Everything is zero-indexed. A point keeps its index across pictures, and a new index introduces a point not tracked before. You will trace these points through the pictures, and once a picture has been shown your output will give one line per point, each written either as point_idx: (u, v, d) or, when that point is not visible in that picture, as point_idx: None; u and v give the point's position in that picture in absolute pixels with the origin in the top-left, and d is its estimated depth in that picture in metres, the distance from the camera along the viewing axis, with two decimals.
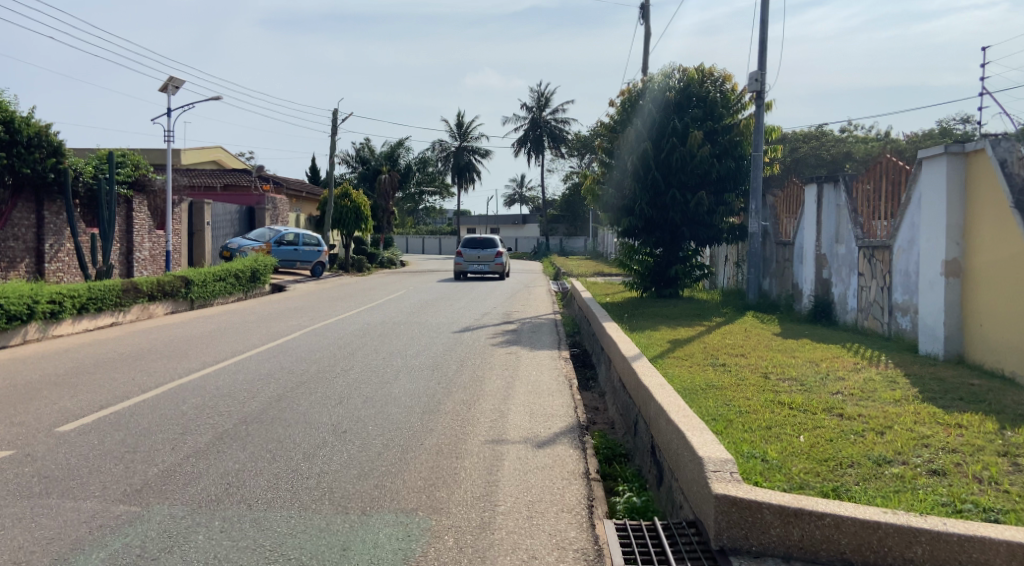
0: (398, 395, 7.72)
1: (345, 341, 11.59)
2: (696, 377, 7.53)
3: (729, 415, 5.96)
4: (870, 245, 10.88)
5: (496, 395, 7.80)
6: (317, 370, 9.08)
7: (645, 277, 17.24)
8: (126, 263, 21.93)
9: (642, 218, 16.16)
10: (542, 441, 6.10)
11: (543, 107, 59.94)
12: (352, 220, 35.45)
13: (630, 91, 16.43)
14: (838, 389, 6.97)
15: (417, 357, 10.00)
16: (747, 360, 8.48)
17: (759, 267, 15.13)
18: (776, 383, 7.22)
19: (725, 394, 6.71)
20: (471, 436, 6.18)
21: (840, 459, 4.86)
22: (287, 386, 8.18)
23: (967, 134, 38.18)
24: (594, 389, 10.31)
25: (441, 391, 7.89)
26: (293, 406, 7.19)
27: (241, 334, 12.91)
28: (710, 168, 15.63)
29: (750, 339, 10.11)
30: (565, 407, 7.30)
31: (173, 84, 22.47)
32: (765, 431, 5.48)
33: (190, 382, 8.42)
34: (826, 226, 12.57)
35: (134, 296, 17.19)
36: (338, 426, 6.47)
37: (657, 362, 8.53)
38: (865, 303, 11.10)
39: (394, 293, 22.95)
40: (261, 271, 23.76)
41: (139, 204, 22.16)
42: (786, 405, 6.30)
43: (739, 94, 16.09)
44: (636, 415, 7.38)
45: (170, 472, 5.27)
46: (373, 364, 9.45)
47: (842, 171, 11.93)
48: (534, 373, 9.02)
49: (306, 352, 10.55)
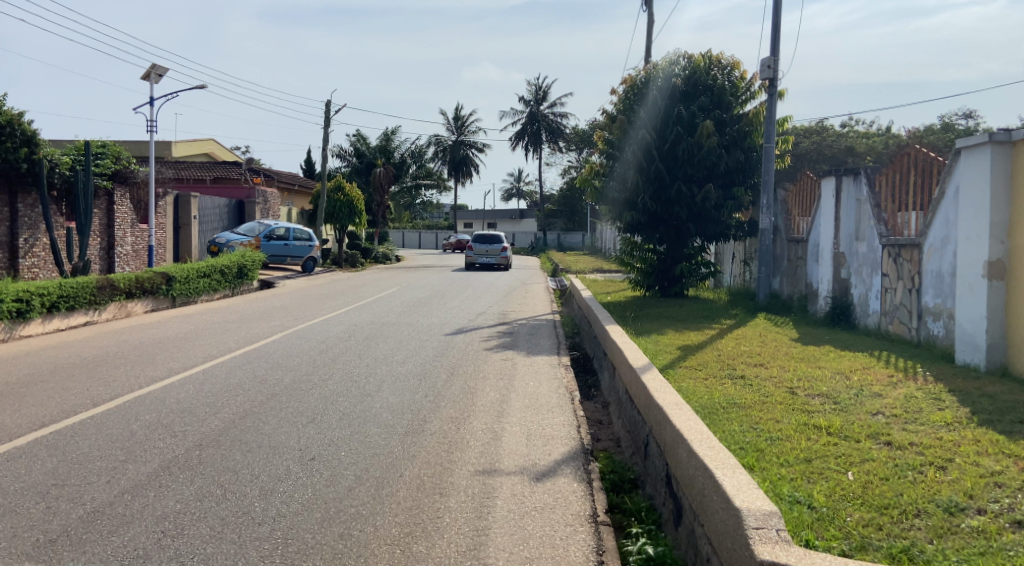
0: (379, 411, 6.86)
1: (328, 345, 10.74)
2: (714, 393, 6.68)
3: (760, 443, 5.12)
4: (896, 243, 10.05)
5: (489, 411, 6.94)
6: (293, 380, 8.23)
7: (648, 275, 16.37)
8: (106, 258, 21.05)
9: (645, 212, 15.26)
10: (541, 473, 5.25)
11: (541, 100, 59.11)
12: (345, 214, 34.52)
13: (633, 78, 15.54)
14: (878, 409, 6.11)
15: (404, 364, 9.16)
16: (769, 372, 7.64)
17: (770, 265, 14.31)
18: (807, 401, 6.37)
19: (750, 415, 5.87)
20: (458, 465, 5.33)
21: (904, 508, 4.01)
22: (256, 399, 7.33)
23: (974, 131, 37.39)
24: (597, 400, 9.47)
25: (427, 407, 7.04)
26: (259, 426, 6.35)
27: (218, 336, 12.05)
28: (718, 159, 14.81)
29: (766, 346, 9.29)
30: (567, 428, 6.46)
31: (156, 72, 21.58)
32: (806, 465, 4.66)
33: (150, 395, 7.57)
34: (845, 223, 11.71)
35: (110, 294, 16.31)
36: (306, 452, 5.62)
37: (668, 373, 7.67)
38: (890, 306, 10.27)
39: (386, 291, 22.08)
40: (248, 267, 22.91)
41: (121, 196, 21.27)
42: (823, 430, 5.45)
43: (748, 82, 15.25)
44: (647, 435, 6.54)
45: (98, 516, 4.42)
46: (355, 373, 8.60)
47: (864, 164, 11.09)
48: (532, 384, 8.17)
49: (284, 358, 9.70)
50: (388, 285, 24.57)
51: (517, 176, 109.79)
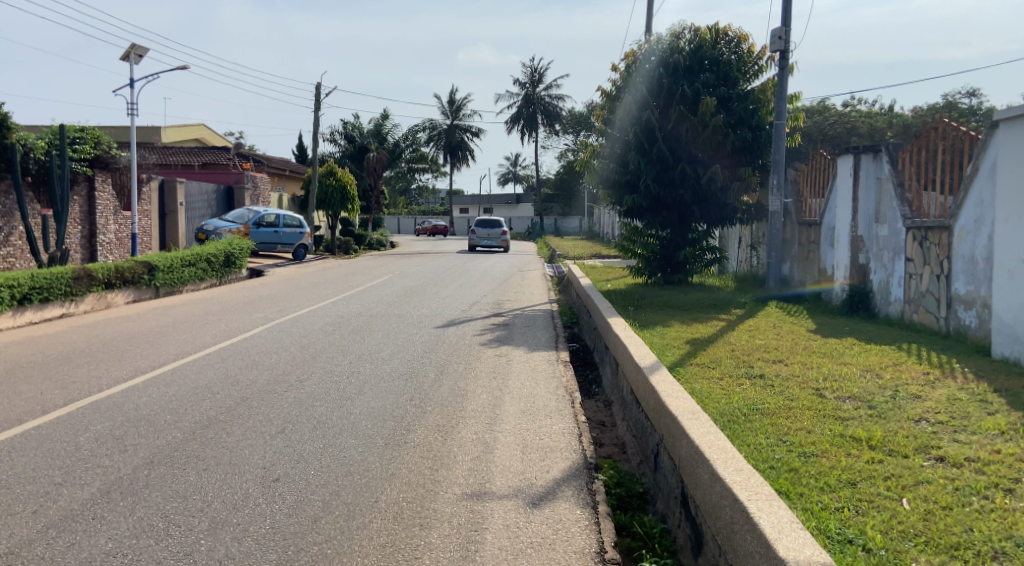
0: (357, 418, 6.15)
1: (310, 340, 10.02)
2: (732, 397, 5.98)
3: (793, 461, 4.42)
4: (923, 226, 9.33)
5: (481, 417, 6.24)
6: (268, 381, 7.53)
7: (651, 262, 15.65)
8: (88, 247, 20.28)
9: (648, 195, 14.51)
10: (538, 496, 4.54)
11: (536, 82, 58.08)
12: (337, 200, 33.58)
13: (634, 54, 14.69)
14: (920, 415, 5.41)
15: (389, 362, 8.45)
16: (791, 370, 6.94)
17: (780, 250, 13.60)
18: (838, 406, 5.67)
19: (778, 425, 5.16)
20: (442, 488, 4.63)
21: (979, 548, 3.29)
22: (223, 405, 6.60)
23: (977, 110, 36.65)
24: (599, 398, 8.77)
25: (411, 413, 6.32)
26: (221, 437, 5.64)
27: (196, 330, 11.32)
28: (724, 138, 14.05)
29: (783, 339, 8.59)
30: (567, 437, 5.76)
31: (136, 53, 20.74)
32: (851, 491, 3.97)
33: (106, 400, 6.85)
34: (863, 204, 10.96)
35: (88, 285, 15.57)
36: (270, 471, 4.91)
37: (679, 372, 6.96)
38: (915, 294, 9.57)
39: (378, 278, 21.36)
40: (236, 255, 22.16)
41: (102, 182, 20.48)
42: (862, 441, 4.76)
43: (756, 56, 14.46)
44: (657, 443, 5.85)
45: (12, 558, 3.71)
46: (335, 372, 7.89)
47: (885, 141, 10.34)
48: (528, 385, 7.46)
49: (262, 355, 8.98)
50: (381, 273, 23.69)
51: (513, 160, 108.88)
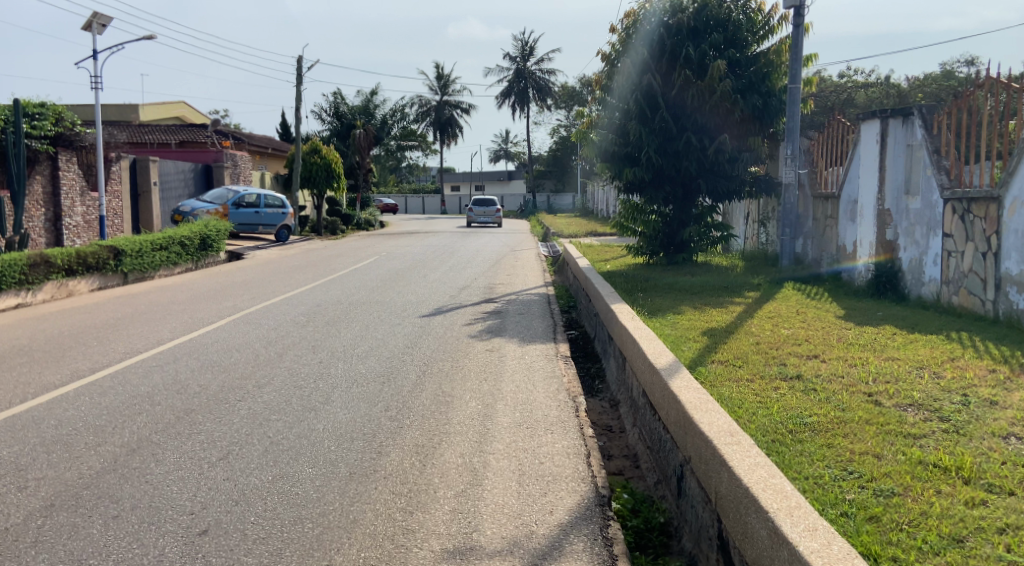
0: (318, 438, 5.09)
1: (279, 333, 8.98)
2: (771, 406, 4.94)
3: (871, 505, 3.39)
4: (965, 197, 8.27)
5: (469, 432, 5.21)
6: (221, 387, 6.48)
7: (653, 240, 14.58)
8: (53, 231, 19.10)
9: (649, 168, 13.44)
10: (542, 553, 3.50)
11: (527, 56, 56.64)
12: (323, 178, 32.30)
13: (635, 13, 13.48)
14: (1007, 429, 4.39)
15: (365, 360, 7.42)
16: (832, 368, 5.91)
17: (794, 225, 12.58)
18: (902, 417, 4.65)
19: (835, 447, 4.12)
20: (416, 542, 3.58)
21: None
22: (160, 422, 5.53)
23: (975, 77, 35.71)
24: (603, 396, 7.73)
25: (384, 429, 5.29)
26: (150, 468, 4.61)
27: (155, 323, 10.23)
28: (732, 105, 12.94)
29: (812, 328, 7.57)
30: (572, 460, 4.72)
31: (98, 22, 19.46)
32: (963, 554, 2.95)
33: (24, 416, 5.79)
34: (890, 173, 9.87)
35: (46, 272, 14.43)
36: (196, 519, 3.86)
37: (701, 373, 5.92)
38: (954, 274, 8.55)
39: (363, 260, 20.21)
40: (213, 237, 21.02)
41: (67, 161, 19.25)
42: (952, 473, 3.73)
43: (766, 16, 13.36)
44: (680, 463, 4.83)
45: None
46: (301, 375, 6.84)
47: (916, 102, 9.26)
48: (523, 388, 6.42)
49: (220, 353, 7.91)
50: (367, 254, 22.56)
51: (502, 136, 107.29)
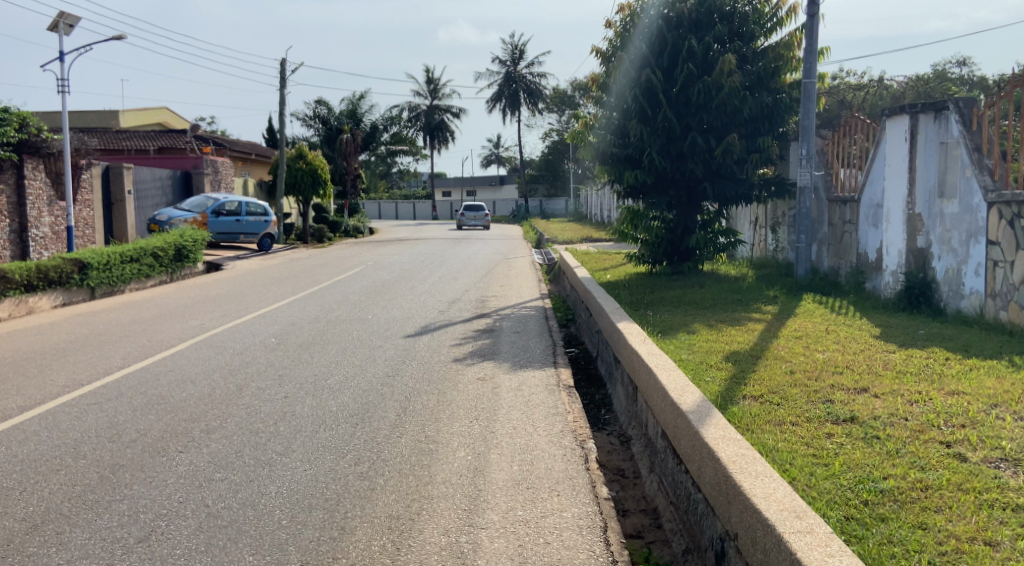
0: (267, 508, 4.08)
1: (244, 360, 7.97)
2: (832, 465, 3.98)
3: None
4: (1015, 200, 7.36)
5: (456, 497, 4.21)
6: (162, 433, 5.47)
7: (655, 247, 13.63)
8: (19, 242, 18.02)
9: (650, 171, 12.49)
10: None
11: (518, 60, 55.77)
12: (308, 185, 31.25)
13: (633, 5, 12.54)
14: None
15: (339, 395, 6.42)
16: (890, 407, 4.95)
17: (808, 231, 11.62)
18: (1001, 481, 3.69)
19: (933, 532, 3.16)
20: None
21: None
22: (81, 483, 4.53)
23: (967, 79, 34.87)
24: (611, 430, 6.74)
25: (351, 493, 4.28)
26: (46, 556, 3.60)
27: (108, 347, 9.19)
28: (740, 103, 12.03)
29: (851, 352, 6.62)
30: (584, 539, 3.73)
31: (65, 22, 18.40)
32: None
33: None
34: (922, 173, 8.93)
35: (3, 289, 13.34)
36: None
37: (735, 415, 4.95)
38: (1003, 286, 7.62)
39: (348, 271, 19.19)
40: (189, 247, 19.95)
41: (33, 168, 18.16)
42: None
43: (774, 8, 12.41)
44: (718, 536, 3.84)
45: None
46: (259, 416, 5.83)
47: (952, 96, 8.33)
48: (520, 431, 5.43)
49: (173, 386, 6.89)
50: (352, 263, 21.53)
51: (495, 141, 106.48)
